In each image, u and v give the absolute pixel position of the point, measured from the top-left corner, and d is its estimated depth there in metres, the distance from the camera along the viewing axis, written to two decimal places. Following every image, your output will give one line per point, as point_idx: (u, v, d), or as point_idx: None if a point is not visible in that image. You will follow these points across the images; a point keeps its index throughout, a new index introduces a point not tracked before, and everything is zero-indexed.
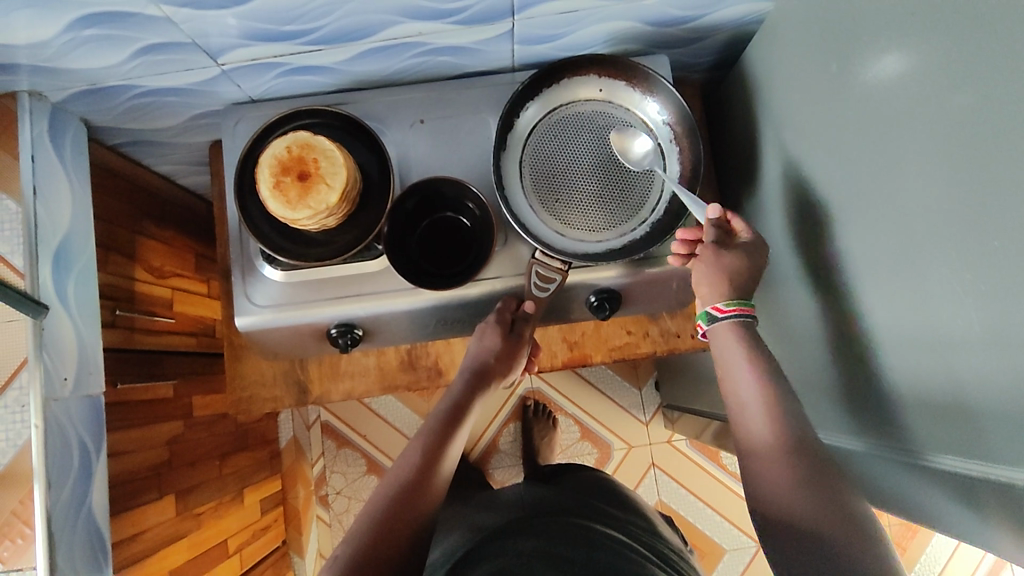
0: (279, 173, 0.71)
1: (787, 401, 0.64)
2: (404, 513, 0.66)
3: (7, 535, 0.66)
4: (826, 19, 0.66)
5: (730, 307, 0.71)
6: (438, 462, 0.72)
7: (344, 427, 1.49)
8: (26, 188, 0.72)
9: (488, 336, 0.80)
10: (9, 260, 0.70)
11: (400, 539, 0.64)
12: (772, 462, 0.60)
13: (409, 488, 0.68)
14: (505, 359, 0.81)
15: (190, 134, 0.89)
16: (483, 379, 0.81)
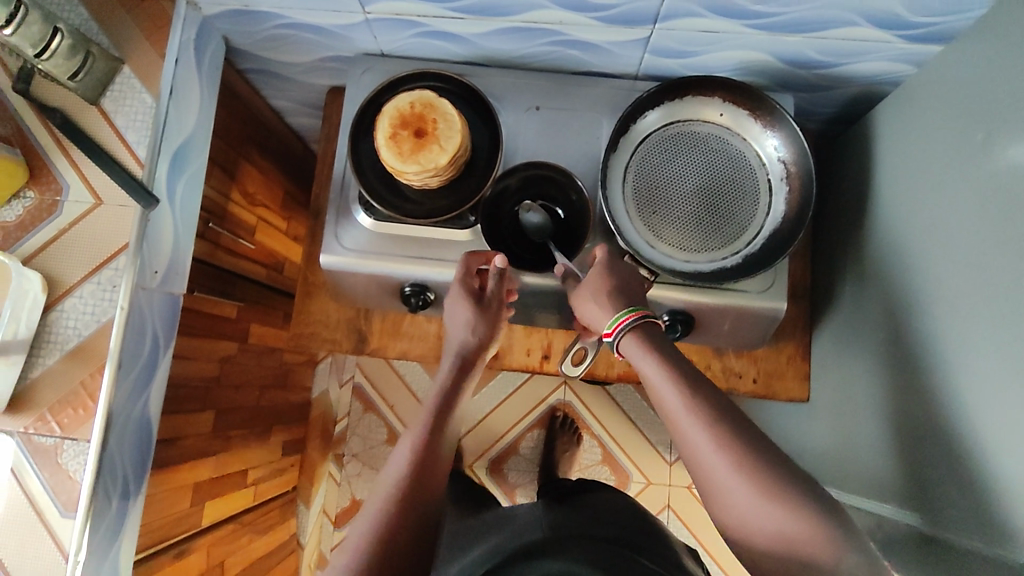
0: (398, 125, 0.73)
1: (708, 395, 0.59)
2: (403, 527, 0.61)
3: (72, 405, 0.68)
4: (972, 88, 0.65)
5: (614, 327, 0.64)
6: (429, 452, 0.65)
7: (374, 393, 1.51)
8: (164, 88, 0.76)
9: (458, 310, 0.75)
10: (133, 150, 0.74)
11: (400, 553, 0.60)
12: (730, 492, 0.55)
13: (402, 494, 0.62)
14: (481, 328, 0.74)
15: (314, 74, 0.93)
16: (466, 358, 0.74)
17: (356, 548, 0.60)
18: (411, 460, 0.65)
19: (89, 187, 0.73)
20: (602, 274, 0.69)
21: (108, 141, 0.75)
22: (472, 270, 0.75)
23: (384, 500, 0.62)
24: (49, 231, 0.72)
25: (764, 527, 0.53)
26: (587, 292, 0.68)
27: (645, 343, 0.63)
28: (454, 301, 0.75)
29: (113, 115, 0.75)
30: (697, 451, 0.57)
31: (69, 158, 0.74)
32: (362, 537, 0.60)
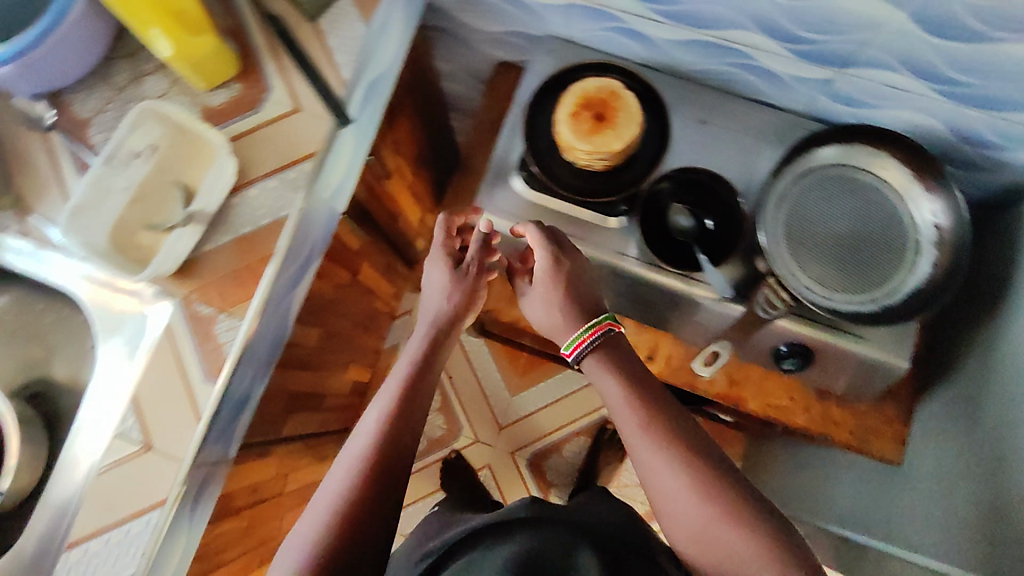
0: (581, 105, 0.77)
1: (663, 407, 0.68)
2: (372, 493, 0.63)
3: (235, 285, 0.74)
4: None
5: (569, 348, 0.73)
6: (404, 419, 0.69)
7: None
8: (377, 22, 0.82)
9: (436, 275, 0.80)
10: (338, 70, 0.80)
11: (364, 518, 0.62)
12: (692, 508, 0.62)
13: (370, 461, 0.65)
14: (459, 294, 0.79)
15: (492, 45, 0.98)
16: (439, 326, 0.78)
17: (323, 513, 0.62)
18: (380, 426, 0.67)
19: (291, 93, 0.79)
20: (552, 284, 0.75)
21: (315, 57, 0.80)
22: (445, 236, 0.81)
23: (350, 469, 0.64)
24: (247, 123, 0.79)
25: (712, 539, 0.61)
26: (540, 301, 0.77)
27: (607, 362, 0.71)
28: (434, 266, 0.81)
29: (325, 36, 0.81)
30: (663, 471, 0.64)
31: (279, 64, 0.80)
32: (328, 502, 0.62)
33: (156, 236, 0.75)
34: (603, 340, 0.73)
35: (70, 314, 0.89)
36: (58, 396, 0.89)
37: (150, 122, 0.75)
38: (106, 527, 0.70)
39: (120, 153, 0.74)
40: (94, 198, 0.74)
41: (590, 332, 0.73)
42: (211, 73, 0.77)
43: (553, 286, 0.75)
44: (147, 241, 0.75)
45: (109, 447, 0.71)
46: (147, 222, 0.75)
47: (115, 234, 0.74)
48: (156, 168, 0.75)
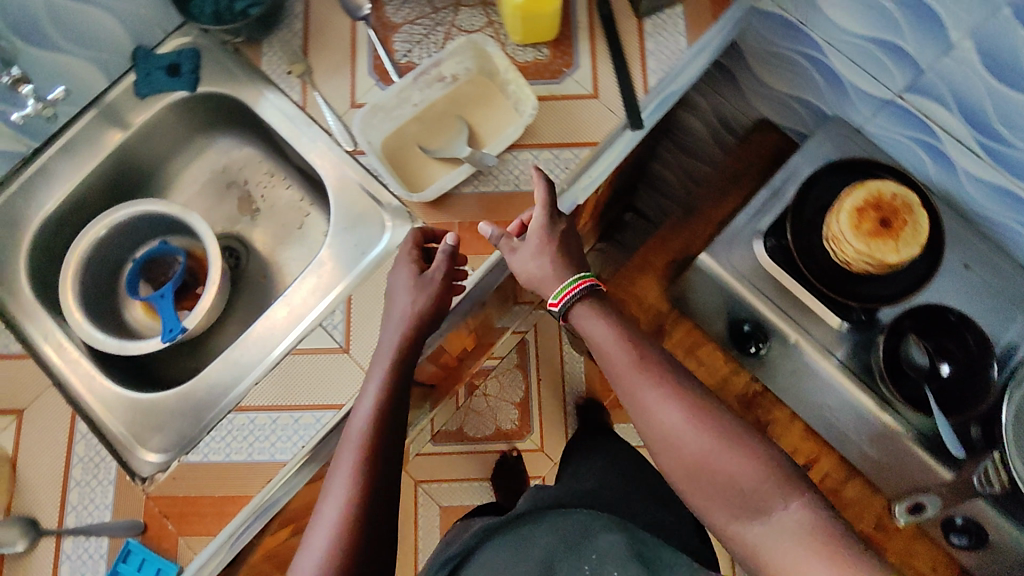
0: (871, 203, 0.74)
1: (662, 358, 0.62)
2: (373, 491, 0.58)
3: (480, 234, 0.75)
4: None
5: (558, 297, 0.64)
6: (393, 410, 0.63)
7: (532, 357, 1.52)
8: (700, 44, 0.79)
9: (402, 275, 0.69)
10: (646, 75, 0.78)
11: (370, 493, 0.58)
12: (687, 442, 0.57)
13: (370, 460, 0.59)
14: (428, 294, 0.68)
15: (771, 104, 0.95)
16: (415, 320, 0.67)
17: (331, 520, 0.56)
18: (369, 425, 0.61)
19: (594, 79, 0.78)
20: (540, 245, 0.66)
21: (629, 53, 0.79)
22: (411, 243, 0.70)
23: (350, 471, 0.58)
24: (543, 90, 0.78)
25: (699, 465, 0.56)
26: (525, 257, 0.66)
27: (600, 312, 0.63)
28: (397, 272, 0.69)
29: (645, 36, 0.79)
30: (666, 417, 0.58)
31: (593, 46, 0.79)
32: (337, 505, 0.57)
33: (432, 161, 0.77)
34: (589, 295, 0.64)
35: (288, 190, 0.92)
36: (247, 259, 0.91)
37: (467, 53, 0.76)
38: (282, 407, 0.72)
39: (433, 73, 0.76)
40: (395, 106, 0.76)
41: (578, 285, 0.64)
42: (535, 32, 0.78)
43: (541, 242, 0.66)
44: (422, 162, 0.77)
45: (311, 334, 0.74)
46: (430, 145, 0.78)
47: (398, 144, 0.77)
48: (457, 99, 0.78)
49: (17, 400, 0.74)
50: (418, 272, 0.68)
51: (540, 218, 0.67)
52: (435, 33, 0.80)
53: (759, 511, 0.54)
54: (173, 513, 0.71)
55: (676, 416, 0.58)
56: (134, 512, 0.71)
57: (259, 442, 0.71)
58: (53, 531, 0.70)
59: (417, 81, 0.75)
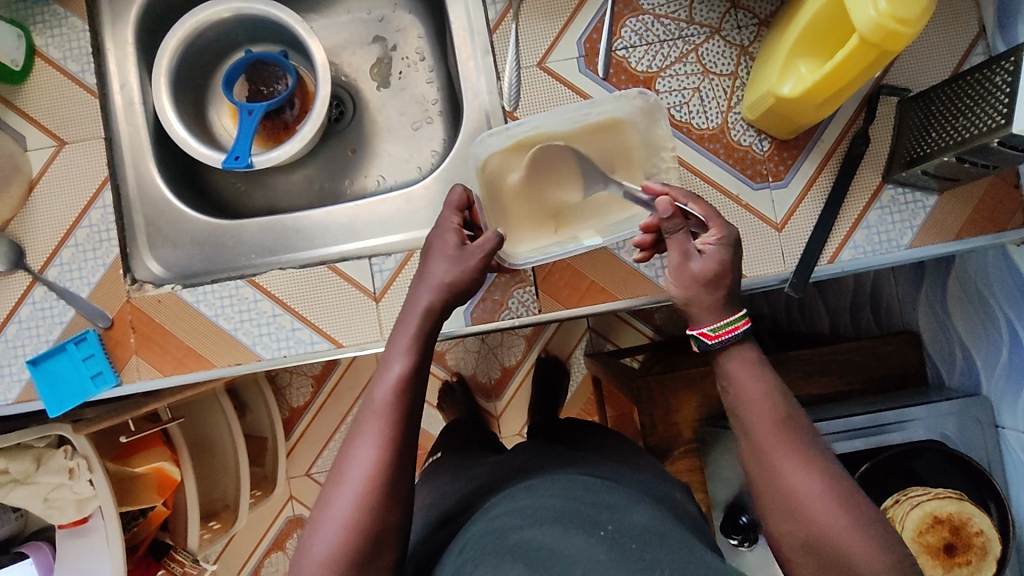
0: (950, 523, 0.66)
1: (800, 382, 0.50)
2: (392, 485, 0.51)
3: (571, 285, 0.68)
4: None
5: (719, 330, 0.51)
6: (420, 380, 0.54)
7: (544, 336, 1.39)
8: (926, 252, 0.66)
9: (446, 239, 0.60)
10: (847, 245, 0.66)
11: (383, 495, 0.50)
12: (820, 524, 0.44)
13: (391, 438, 0.52)
14: (466, 272, 0.58)
15: (936, 329, 0.83)
16: (456, 293, 0.57)
17: (351, 493, 0.50)
18: (390, 397, 0.53)
19: (790, 210, 0.67)
20: (712, 268, 0.52)
21: (846, 210, 0.66)
22: (454, 211, 0.62)
23: (372, 444, 0.51)
24: (732, 182, 0.67)
25: (828, 551, 0.44)
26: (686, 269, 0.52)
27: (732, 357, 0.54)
28: (435, 237, 0.60)
29: (875, 204, 0.66)
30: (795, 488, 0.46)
31: (815, 174, 0.67)
32: (358, 477, 0.50)
33: (533, 211, 0.66)
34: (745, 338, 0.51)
35: (428, 83, 0.82)
36: (351, 120, 0.83)
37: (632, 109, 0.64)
38: (288, 307, 0.67)
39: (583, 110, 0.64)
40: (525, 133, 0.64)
41: (738, 326, 0.51)
42: (771, 123, 0.64)
43: (712, 262, 0.52)
44: (520, 209, 0.65)
45: (356, 261, 0.68)
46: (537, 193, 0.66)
47: (504, 176, 0.65)
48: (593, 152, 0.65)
49: (67, 130, 0.69)
50: (456, 253, 0.59)
51: (711, 240, 0.53)
52: (672, 46, 0.68)
53: None
54: (140, 330, 0.68)
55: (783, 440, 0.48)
56: (110, 305, 0.68)
57: (250, 324, 0.67)
58: (33, 272, 0.68)
59: (563, 116, 0.63)
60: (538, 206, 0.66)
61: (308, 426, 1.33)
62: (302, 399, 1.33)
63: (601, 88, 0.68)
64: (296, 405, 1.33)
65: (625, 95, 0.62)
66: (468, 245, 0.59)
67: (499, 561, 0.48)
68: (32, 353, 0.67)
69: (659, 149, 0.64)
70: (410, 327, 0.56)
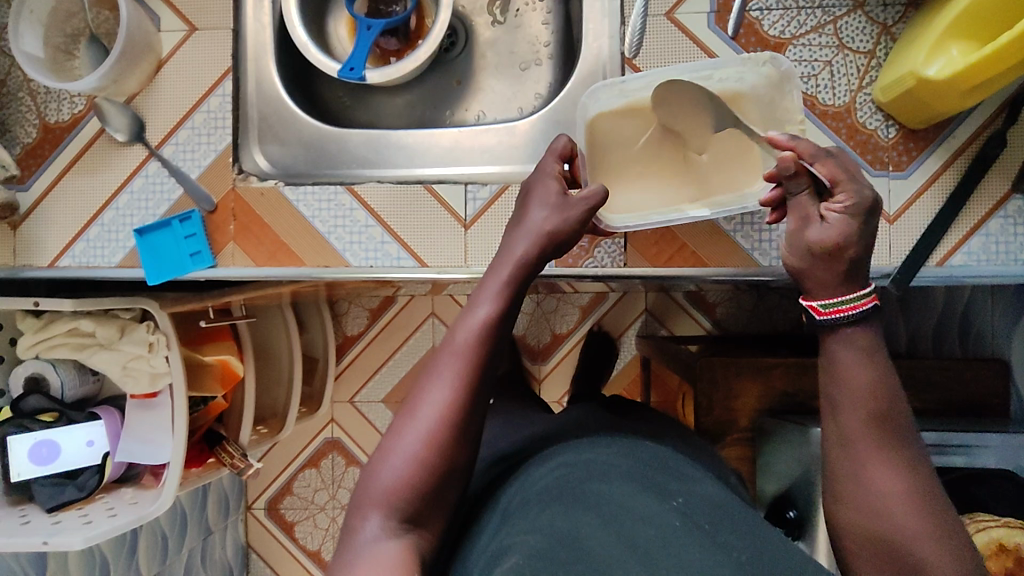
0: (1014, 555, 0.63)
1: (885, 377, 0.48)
2: (467, 424, 0.50)
3: (660, 245, 0.67)
4: None
5: (831, 308, 0.49)
6: (506, 326, 0.53)
7: (600, 310, 1.38)
8: None
9: (549, 185, 0.59)
10: (960, 250, 0.63)
11: (456, 434, 0.50)
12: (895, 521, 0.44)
13: (469, 376, 0.51)
14: (566, 221, 0.57)
15: None
16: (554, 241, 0.56)
17: (426, 426, 0.49)
18: (475, 340, 0.52)
19: (906, 203, 0.64)
20: (834, 239, 0.48)
21: (966, 213, 0.63)
22: (556, 157, 0.62)
23: (452, 384, 0.50)
24: (848, 164, 0.64)
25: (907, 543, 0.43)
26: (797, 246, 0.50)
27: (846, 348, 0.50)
28: (537, 183, 0.60)
29: (998, 212, 0.63)
30: (884, 479, 0.44)
31: (938, 171, 0.63)
32: (433, 412, 0.50)
33: (635, 175, 0.63)
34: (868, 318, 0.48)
35: (544, 24, 0.81)
36: (461, 52, 0.83)
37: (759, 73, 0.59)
38: (381, 219, 0.69)
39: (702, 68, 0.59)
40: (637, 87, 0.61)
41: (862, 301, 0.48)
42: (903, 108, 0.61)
43: (833, 233, 0.48)
44: (622, 171, 0.63)
45: (452, 185, 0.69)
46: (643, 155, 0.62)
47: (610, 133, 0.63)
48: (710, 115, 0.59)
49: (200, 16, 0.72)
50: (560, 199, 0.58)
51: (836, 207, 0.49)
52: (809, 15, 0.65)
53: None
54: (240, 219, 0.70)
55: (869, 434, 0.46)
56: (215, 190, 0.71)
57: (342, 230, 0.69)
58: (150, 147, 0.71)
59: (683, 73, 0.60)
60: (641, 171, 0.63)
61: (359, 354, 1.37)
62: (357, 329, 1.37)
63: (727, 48, 0.66)
64: (350, 333, 1.37)
65: (756, 57, 0.58)
66: (570, 193, 0.58)
67: (564, 506, 0.48)
68: (138, 223, 0.71)
69: (784, 121, 0.59)
70: (503, 272, 0.55)
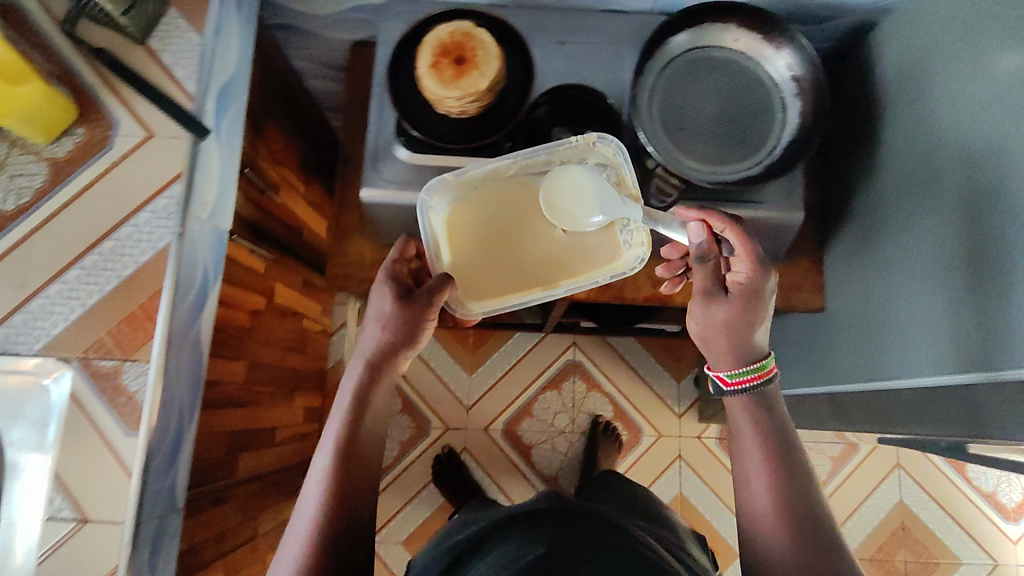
0: (439, 55, 0.76)
1: (792, 471, 0.71)
2: (339, 514, 0.68)
3: (134, 325, 0.71)
4: (924, 42, 0.78)
5: (734, 377, 0.75)
6: (356, 433, 0.72)
7: None
8: (210, 27, 0.77)
9: (382, 301, 0.78)
10: (183, 84, 0.75)
11: (337, 521, 0.68)
12: (760, 513, 0.70)
13: (338, 477, 0.69)
14: (397, 326, 0.76)
15: (338, 27, 0.96)
16: (378, 360, 0.76)
17: (303, 532, 0.67)
18: (326, 474, 0.69)
19: (138, 120, 0.74)
20: (735, 307, 0.74)
21: (156, 78, 0.75)
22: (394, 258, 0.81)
23: (312, 512, 0.68)
24: (97, 166, 0.74)
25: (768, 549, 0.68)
26: (704, 317, 0.77)
27: (754, 409, 0.75)
28: (376, 294, 0.78)
29: (160, 54, 0.76)
30: (759, 494, 0.71)
31: (120, 95, 0.75)
32: (304, 524, 0.67)
33: (499, 272, 0.82)
34: (756, 394, 0.75)
35: None
36: None
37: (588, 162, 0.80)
38: None
39: (536, 161, 0.81)
40: (480, 185, 0.82)
41: (761, 372, 0.74)
42: (50, 120, 0.71)
43: (733, 305, 0.74)
44: (474, 274, 0.82)
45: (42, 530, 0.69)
46: (484, 252, 0.82)
47: (456, 237, 0.82)
48: (558, 203, 0.79)
49: None
50: (401, 296, 0.77)
51: (739, 276, 0.75)
52: None
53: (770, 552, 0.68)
54: None
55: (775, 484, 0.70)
56: None
57: None
58: None
59: (507, 163, 0.80)
60: (487, 258, 0.82)
61: None
62: None
63: None
64: None
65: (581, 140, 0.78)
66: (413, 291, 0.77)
67: None
68: None
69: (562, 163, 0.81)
70: (339, 418, 0.73)
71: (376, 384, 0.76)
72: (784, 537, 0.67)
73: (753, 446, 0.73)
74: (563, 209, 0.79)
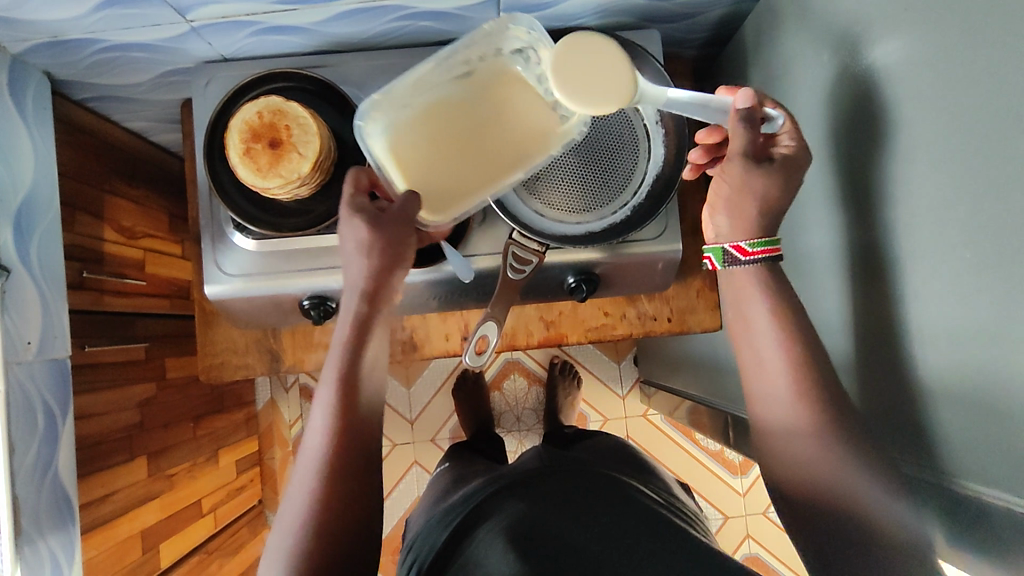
0: (250, 139, 0.67)
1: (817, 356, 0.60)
2: (339, 477, 0.60)
3: None
4: (781, 46, 0.70)
5: (755, 248, 0.64)
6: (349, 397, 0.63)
7: None
8: None
9: (355, 230, 0.64)
10: None
11: (337, 488, 0.59)
12: (782, 408, 0.59)
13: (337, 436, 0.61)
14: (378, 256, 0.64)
15: (159, 91, 0.85)
16: (374, 291, 0.66)
17: (302, 499, 0.59)
18: (330, 423, 0.62)
19: None
20: (776, 173, 0.61)
21: None
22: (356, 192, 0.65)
23: (313, 468, 0.60)
24: None
25: (791, 455, 0.58)
26: (732, 185, 0.63)
27: (770, 278, 0.64)
28: (348, 231, 0.64)
29: None
30: (774, 375, 0.60)
31: None
32: (304, 488, 0.59)
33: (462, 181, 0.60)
34: (767, 264, 0.64)
35: None
36: None
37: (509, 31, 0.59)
38: None
39: (456, 60, 0.60)
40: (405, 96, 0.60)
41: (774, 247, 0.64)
42: None
43: (771, 176, 0.61)
44: (443, 182, 0.60)
45: None
46: (447, 156, 0.59)
47: (407, 156, 0.59)
48: (503, 87, 0.59)
49: None
50: (375, 220, 0.63)
51: (785, 147, 0.62)
52: None
53: (796, 457, 0.58)
54: None
55: (789, 365, 0.60)
56: None
57: None
58: None
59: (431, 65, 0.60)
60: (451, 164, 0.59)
61: None
62: None
63: None
64: None
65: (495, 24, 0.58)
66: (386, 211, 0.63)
67: None
68: None
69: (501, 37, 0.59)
70: (335, 361, 0.65)
71: (363, 333, 0.66)
72: (805, 431, 0.58)
73: (772, 338, 0.61)
74: (590, 87, 0.53)
